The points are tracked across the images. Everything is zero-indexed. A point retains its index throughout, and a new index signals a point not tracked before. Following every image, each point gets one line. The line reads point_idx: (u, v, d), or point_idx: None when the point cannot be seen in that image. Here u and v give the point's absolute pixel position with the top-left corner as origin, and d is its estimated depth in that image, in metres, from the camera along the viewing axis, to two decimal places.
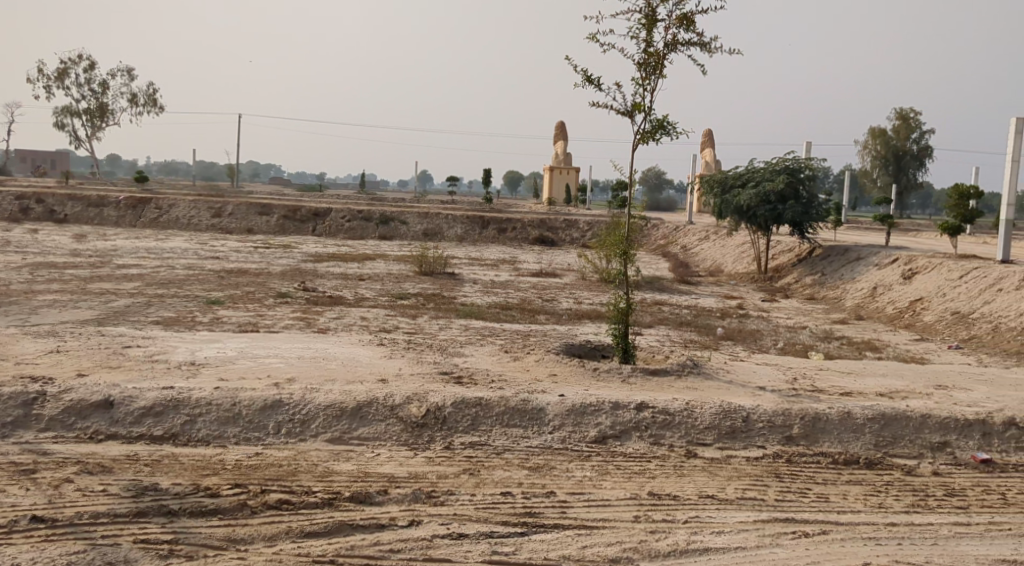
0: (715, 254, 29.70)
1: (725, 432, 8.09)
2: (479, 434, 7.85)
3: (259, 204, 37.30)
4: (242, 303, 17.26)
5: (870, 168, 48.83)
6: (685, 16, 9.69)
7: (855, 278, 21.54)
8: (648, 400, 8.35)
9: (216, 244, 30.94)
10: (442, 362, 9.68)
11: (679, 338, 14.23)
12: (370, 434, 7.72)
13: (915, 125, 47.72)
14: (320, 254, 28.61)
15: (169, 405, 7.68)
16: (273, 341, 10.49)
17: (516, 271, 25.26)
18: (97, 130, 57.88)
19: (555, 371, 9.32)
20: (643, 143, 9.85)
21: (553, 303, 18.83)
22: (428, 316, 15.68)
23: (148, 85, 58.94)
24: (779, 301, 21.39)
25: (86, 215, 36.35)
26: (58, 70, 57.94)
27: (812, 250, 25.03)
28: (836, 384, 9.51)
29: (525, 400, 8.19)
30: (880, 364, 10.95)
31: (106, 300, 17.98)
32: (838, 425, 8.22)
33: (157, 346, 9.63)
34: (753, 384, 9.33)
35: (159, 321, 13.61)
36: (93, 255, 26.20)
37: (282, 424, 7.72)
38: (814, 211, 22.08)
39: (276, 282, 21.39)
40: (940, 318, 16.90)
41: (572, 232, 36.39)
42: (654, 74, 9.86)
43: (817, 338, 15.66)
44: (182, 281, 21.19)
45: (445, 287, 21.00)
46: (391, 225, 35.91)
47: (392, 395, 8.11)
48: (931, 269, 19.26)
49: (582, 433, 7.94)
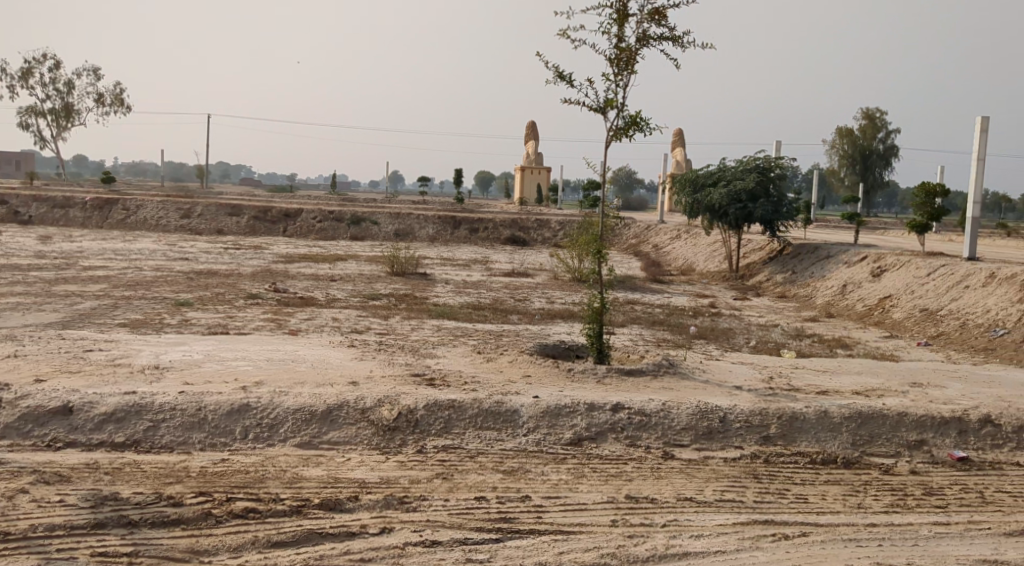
0: (688, 253, 29.74)
1: (702, 433, 7.98)
2: (452, 438, 7.67)
3: (229, 204, 36.81)
4: (211, 305, 16.95)
5: (838, 167, 49.30)
6: (656, 11, 9.59)
7: (826, 276, 21.64)
8: (624, 401, 8.22)
9: (185, 245, 30.46)
10: (413, 364, 9.48)
11: (652, 337, 14.14)
12: (340, 438, 7.52)
13: (882, 125, 48.30)
14: (291, 255, 28.27)
15: (131, 411, 7.43)
16: (241, 343, 10.24)
17: (489, 271, 25.08)
18: (63, 130, 56.86)
19: (528, 372, 9.16)
20: (617, 141, 9.73)
21: (526, 302, 18.70)
22: (400, 317, 15.47)
23: (115, 85, 58.08)
24: (751, 299, 21.43)
25: (51, 216, 35.66)
26: (21, 70, 56.88)
27: (783, 249, 25.11)
28: (812, 382, 9.46)
29: (499, 401, 8.03)
30: (853, 361, 10.93)
31: (71, 302, 17.58)
32: (815, 425, 8.15)
33: (120, 349, 9.35)
34: (729, 384, 9.25)
35: (124, 324, 13.29)
36: (58, 257, 25.65)
37: (249, 428, 7.48)
38: (784, 210, 22.15)
39: (246, 283, 21.06)
40: (909, 315, 16.99)
41: (544, 232, 36.30)
42: (626, 70, 9.74)
43: (788, 336, 15.68)
44: (149, 283, 20.79)
45: (418, 287, 20.80)
46: (362, 226, 35.61)
47: (363, 398, 7.90)
48: (900, 267, 19.37)
49: (557, 435, 7.80)
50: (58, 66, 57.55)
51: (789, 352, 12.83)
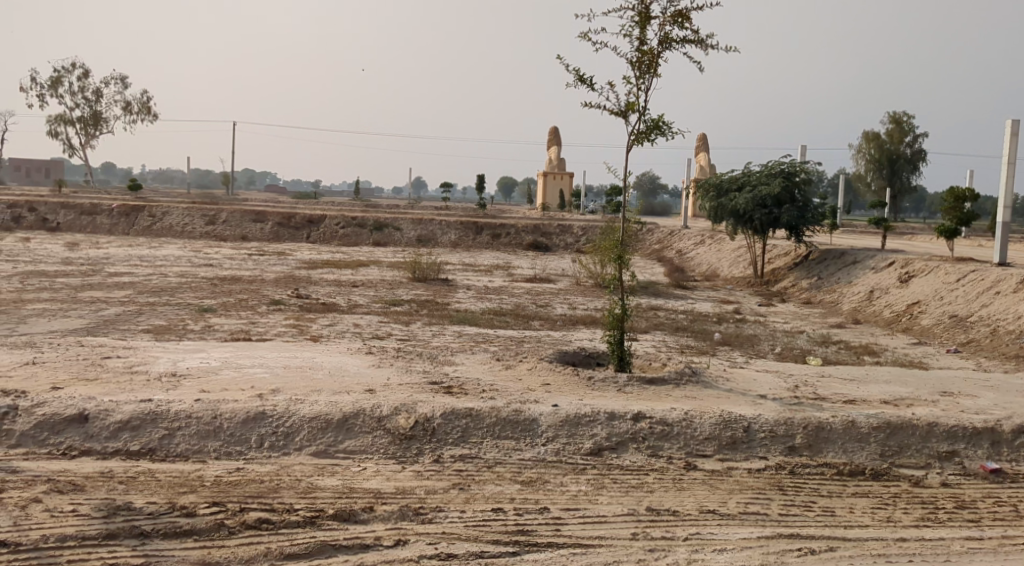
0: (711, 258, 29.46)
1: (725, 443, 7.80)
2: (469, 447, 7.55)
3: (253, 211, 37.02)
4: (234, 311, 16.97)
5: (864, 172, 48.73)
6: (679, 14, 9.44)
7: (852, 281, 21.30)
8: (646, 410, 8.05)
9: (210, 251, 30.64)
10: (432, 372, 9.37)
11: (675, 343, 13.95)
12: (356, 447, 7.42)
13: (909, 129, 47.67)
14: (314, 261, 28.35)
15: (146, 419, 7.37)
16: (260, 350, 10.19)
17: (511, 276, 24.96)
18: (91, 138, 57.54)
19: (548, 380, 9.02)
20: (638, 145, 9.58)
21: (548, 308, 18.57)
22: (421, 323, 15.39)
23: (142, 93, 58.68)
24: (776, 305, 21.14)
25: (78, 223, 36.04)
26: (51, 78, 57.66)
27: (809, 254, 24.77)
28: (839, 391, 9.23)
29: (518, 410, 7.90)
30: (881, 370, 10.67)
31: (96, 308, 17.68)
32: (842, 435, 7.93)
33: (139, 357, 9.32)
34: (754, 392, 9.05)
35: (146, 330, 13.32)
36: (85, 264, 25.88)
37: (264, 437, 7.40)
38: (809, 215, 21.87)
39: (269, 289, 21.10)
40: (938, 321, 16.65)
41: (567, 237, 36.14)
42: (648, 73, 9.59)
43: (814, 342, 15.42)
44: (174, 289, 20.88)
45: (439, 293, 20.74)
46: (385, 231, 35.65)
47: (379, 406, 7.80)
48: (928, 273, 19.02)
49: (577, 445, 7.65)
50: (86, 74, 58.27)
51: (815, 359, 12.59)
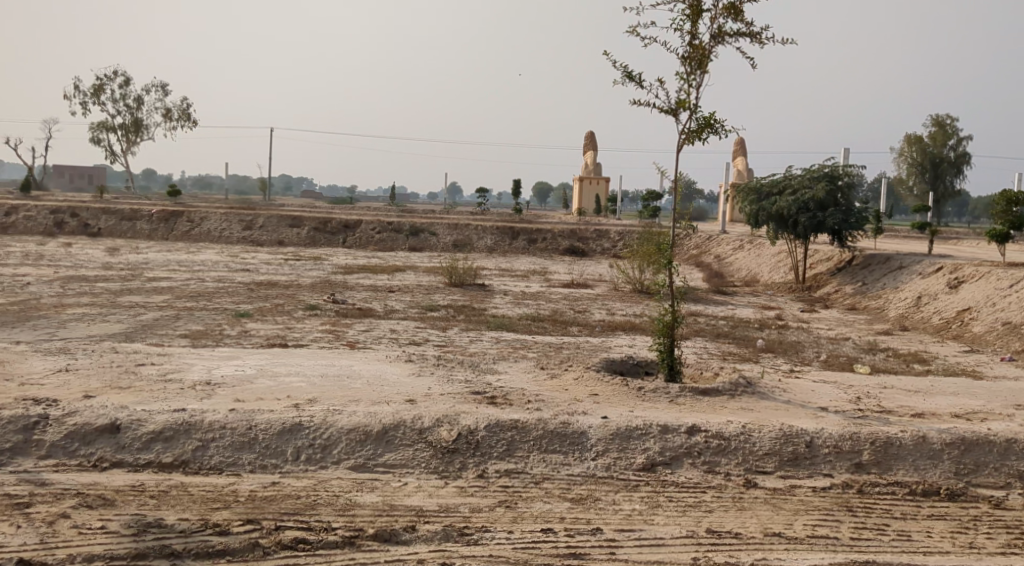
0: (751, 263, 28.80)
1: (787, 459, 7.32)
2: (515, 461, 7.16)
3: (290, 216, 37.03)
4: (271, 316, 16.78)
5: (906, 175, 47.51)
6: (733, 6, 9.00)
7: (899, 286, 20.57)
8: (701, 423, 7.60)
9: (247, 256, 30.65)
10: (473, 381, 8.98)
11: (717, 350, 13.44)
12: (396, 461, 7.08)
13: (953, 132, 46.31)
14: (350, 265, 28.22)
15: (180, 429, 7.10)
16: (296, 357, 9.89)
17: (548, 281, 24.57)
18: (132, 145, 58.25)
19: (595, 391, 8.59)
20: (689, 144, 9.14)
21: (586, 314, 18.14)
22: (458, 329, 15.04)
23: (182, 101, 59.20)
24: (820, 311, 20.50)
25: (119, 228, 36.36)
26: (94, 86, 58.47)
27: (853, 259, 24.02)
28: (904, 404, 8.68)
29: (566, 422, 7.50)
30: (945, 381, 10.08)
31: (135, 313, 17.59)
32: (913, 452, 7.41)
33: (172, 364, 9.05)
34: (814, 404, 8.56)
35: (184, 335, 13.13)
36: (125, 269, 25.98)
37: (301, 450, 7.09)
38: (855, 218, 21.17)
39: (305, 294, 20.91)
40: (990, 328, 15.93)
41: (603, 242, 35.61)
42: (700, 69, 9.15)
43: (861, 349, 14.80)
44: (211, 294, 20.80)
45: (476, 298, 20.42)
46: (421, 236, 35.46)
47: (420, 418, 7.43)
48: (979, 278, 18.25)
49: (628, 459, 7.23)
50: (128, 82, 59.01)
51: (864, 366, 12.00)
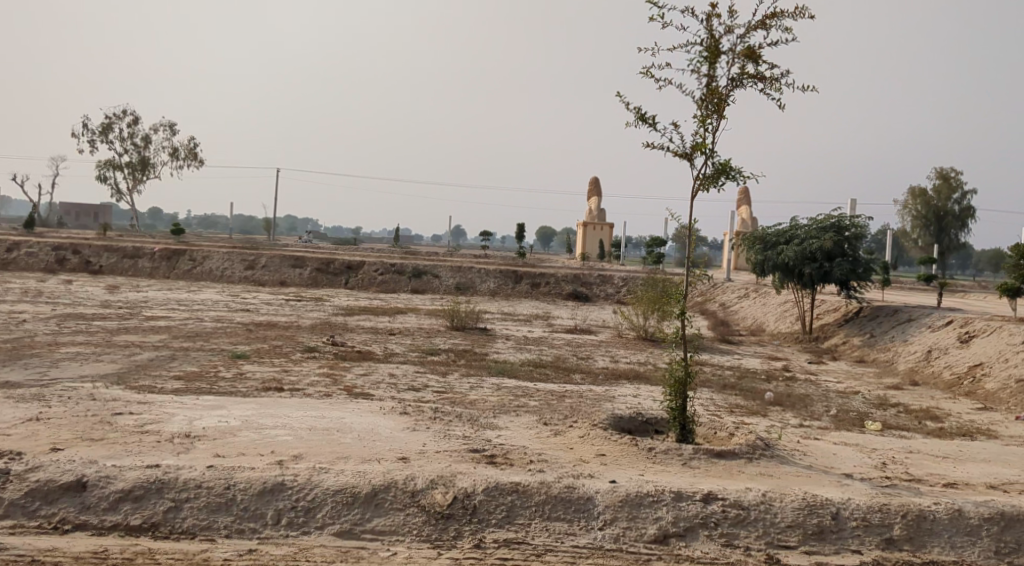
0: (756, 312, 28.23)
1: (811, 532, 6.74)
2: (515, 530, 6.59)
3: (293, 256, 36.63)
4: (268, 358, 16.22)
5: (910, 228, 47.14)
6: (751, 50, 8.62)
7: (908, 339, 19.95)
8: (718, 490, 7.03)
9: (248, 296, 30.19)
10: (471, 437, 8.39)
11: (724, 403, 12.81)
12: (386, 527, 6.50)
13: (957, 184, 45.94)
14: (351, 307, 27.75)
15: (151, 488, 6.53)
16: (285, 407, 9.32)
17: (551, 327, 24.00)
18: (138, 183, 58.18)
19: (602, 451, 8.00)
20: (703, 190, 8.72)
21: (589, 361, 17.56)
22: (458, 375, 14.47)
23: (189, 139, 59.15)
24: (827, 363, 19.91)
25: (120, 266, 36.03)
26: (102, 124, 58.64)
27: (861, 310, 23.42)
28: (934, 472, 8.09)
29: (570, 486, 6.92)
30: (972, 446, 9.48)
31: (130, 353, 17.02)
32: (948, 527, 6.84)
33: (153, 414, 8.49)
34: (838, 470, 7.97)
35: (177, 377, 12.60)
36: (123, 307, 25.53)
37: (282, 513, 6.51)
38: (863, 270, 20.63)
39: (304, 335, 20.37)
40: (1003, 385, 15.29)
41: (607, 287, 35.11)
42: (716, 112, 8.76)
43: (871, 404, 14.13)
44: (209, 334, 20.28)
45: (477, 342, 19.87)
46: (424, 278, 35.01)
47: (413, 478, 6.86)
48: (990, 333, 17.64)
49: (638, 530, 6.66)
50: (136, 121, 59.12)
51: (875, 425, 11.35)
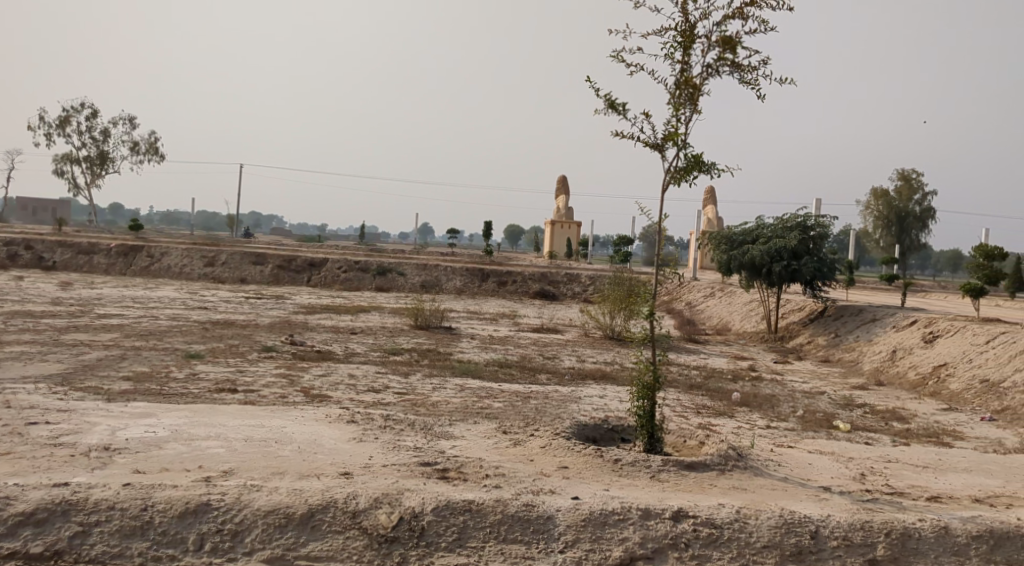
0: (723, 311, 27.88)
1: (789, 553, 6.22)
2: (467, 554, 5.97)
3: (254, 253, 35.58)
4: (223, 358, 15.39)
5: (872, 229, 47.23)
6: (728, 38, 8.07)
7: (872, 339, 19.64)
8: (688, 506, 6.46)
9: (207, 293, 29.17)
10: (423, 449, 7.73)
11: (690, 403, 12.28)
12: (323, 553, 5.85)
13: (918, 186, 46.16)
14: (313, 305, 26.91)
15: (56, 510, 5.81)
16: (223, 416, 8.58)
17: (517, 326, 23.38)
18: (97, 177, 56.54)
19: (564, 463, 7.40)
20: (675, 184, 8.16)
21: (555, 360, 16.98)
22: (421, 375, 13.81)
23: (150, 134, 57.65)
24: (792, 362, 19.55)
25: (75, 262, 34.79)
26: (59, 118, 57.00)
27: (826, 310, 23.13)
28: (916, 483, 7.64)
29: (529, 504, 6.31)
30: (948, 454, 9.04)
31: (78, 352, 16.07)
32: (934, 545, 6.36)
33: (74, 424, 7.71)
34: (816, 483, 7.46)
35: (124, 377, 11.78)
36: (75, 304, 24.42)
37: (206, 537, 5.83)
38: (829, 270, 20.24)
39: (262, 334, 19.51)
40: (967, 386, 14.93)
41: (574, 286, 34.56)
42: (690, 102, 8.19)
43: (838, 405, 13.68)
44: (163, 333, 19.34)
45: (441, 342, 19.19)
46: (389, 276, 34.19)
47: (355, 497, 6.19)
48: (954, 333, 17.31)
49: (602, 552, 6.08)
50: (94, 114, 57.51)
51: (842, 426, 10.89)
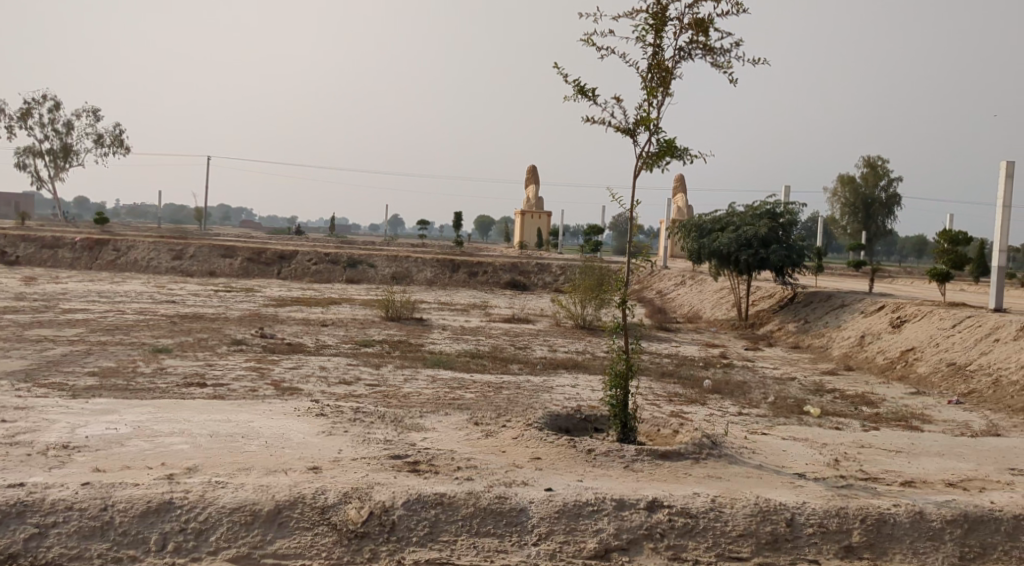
0: (693, 299, 27.95)
1: (765, 542, 6.17)
2: (439, 550, 5.84)
3: (222, 245, 35.06)
4: (191, 352, 15.09)
5: (839, 215, 47.66)
6: (700, 20, 7.96)
7: (841, 325, 19.78)
8: (664, 496, 6.39)
9: (174, 287, 28.69)
10: (393, 442, 7.57)
11: (662, 391, 12.23)
12: (291, 550, 5.69)
13: (884, 173, 46.62)
14: (283, 298, 26.58)
15: (10, 512, 5.60)
16: (188, 412, 8.35)
17: (489, 316, 23.24)
18: (60, 170, 55.41)
19: (537, 454, 7.29)
20: (647, 170, 8.05)
21: (527, 350, 16.88)
22: (392, 366, 13.63)
23: (114, 126, 56.55)
24: (763, 349, 19.61)
25: (39, 257, 34.04)
26: (20, 109, 55.74)
27: (795, 297, 23.25)
28: (889, 468, 7.64)
29: (502, 496, 6.19)
30: (919, 438, 9.07)
31: (41, 347, 15.67)
32: (909, 530, 6.34)
33: (33, 423, 7.46)
34: (790, 469, 7.43)
35: (89, 372, 11.47)
36: (38, 299, 23.87)
37: (169, 536, 5.65)
38: (798, 257, 20.32)
39: (232, 328, 19.19)
40: (934, 369, 15.05)
41: (546, 275, 34.49)
42: (662, 86, 8.07)
43: (808, 390, 13.73)
44: (129, 327, 18.95)
45: (413, 333, 19.00)
46: (359, 268, 33.88)
47: (323, 492, 6.03)
48: (921, 318, 17.46)
49: (577, 545, 5.99)
50: (56, 106, 56.32)
51: (812, 411, 10.91)
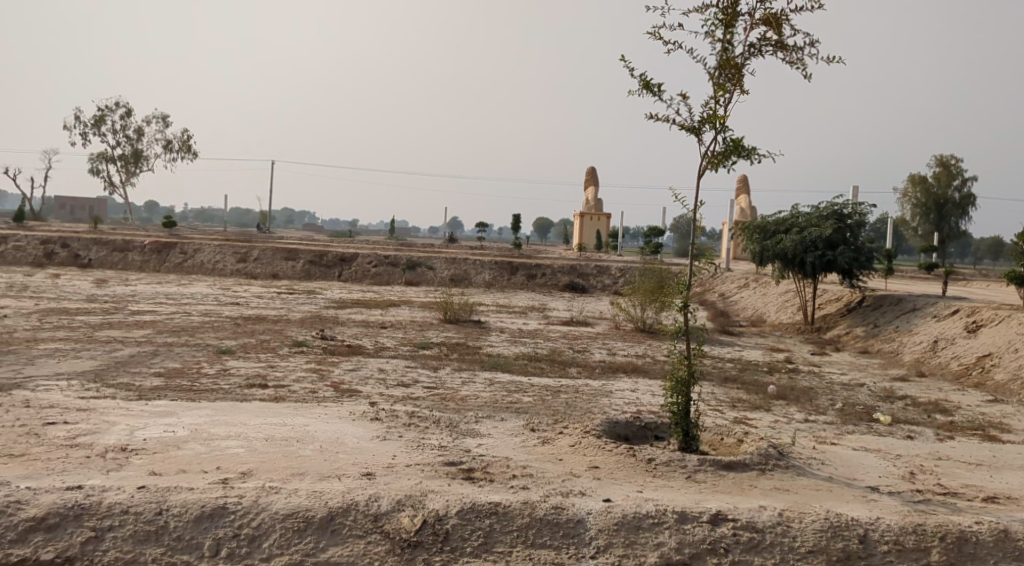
0: (757, 302, 27.30)
1: (836, 559, 5.85)
2: (493, 561, 5.68)
3: (285, 248, 35.60)
4: (253, 353, 15.26)
5: (910, 216, 46.08)
6: (773, 16, 7.65)
7: (912, 329, 19.04)
8: (727, 508, 6.11)
9: (239, 289, 29.19)
10: (448, 449, 7.44)
11: (725, 397, 11.88)
12: (343, 558, 5.59)
13: (957, 171, 44.87)
14: (344, 300, 26.83)
15: (69, 514, 5.63)
16: (246, 415, 8.36)
17: (547, 319, 23.04)
18: (132, 175, 57.08)
19: (595, 463, 7.08)
20: (712, 169, 7.78)
21: (586, 354, 16.63)
22: (450, 369, 13.54)
23: (183, 132, 58.04)
24: (830, 354, 18.99)
25: (111, 260, 35.04)
26: (95, 117, 57.63)
27: (864, 300, 22.49)
28: (968, 482, 7.22)
29: (559, 507, 6.00)
30: (1000, 451, 8.58)
31: (110, 348, 16.03)
32: (994, 551, 5.94)
33: (95, 425, 7.53)
34: (862, 482, 7.07)
35: (154, 373, 11.63)
36: (109, 301, 24.52)
37: (222, 542, 5.60)
38: (866, 259, 19.60)
39: (293, 330, 19.37)
40: (1014, 376, 14.33)
41: (605, 278, 34.15)
42: (731, 84, 7.79)
43: (878, 397, 13.19)
44: (195, 329, 19.28)
45: (471, 336, 18.91)
46: (418, 270, 34.00)
47: (377, 499, 5.93)
48: (999, 322, 16.67)
49: (637, 558, 5.76)
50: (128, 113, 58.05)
51: (884, 419, 10.43)
